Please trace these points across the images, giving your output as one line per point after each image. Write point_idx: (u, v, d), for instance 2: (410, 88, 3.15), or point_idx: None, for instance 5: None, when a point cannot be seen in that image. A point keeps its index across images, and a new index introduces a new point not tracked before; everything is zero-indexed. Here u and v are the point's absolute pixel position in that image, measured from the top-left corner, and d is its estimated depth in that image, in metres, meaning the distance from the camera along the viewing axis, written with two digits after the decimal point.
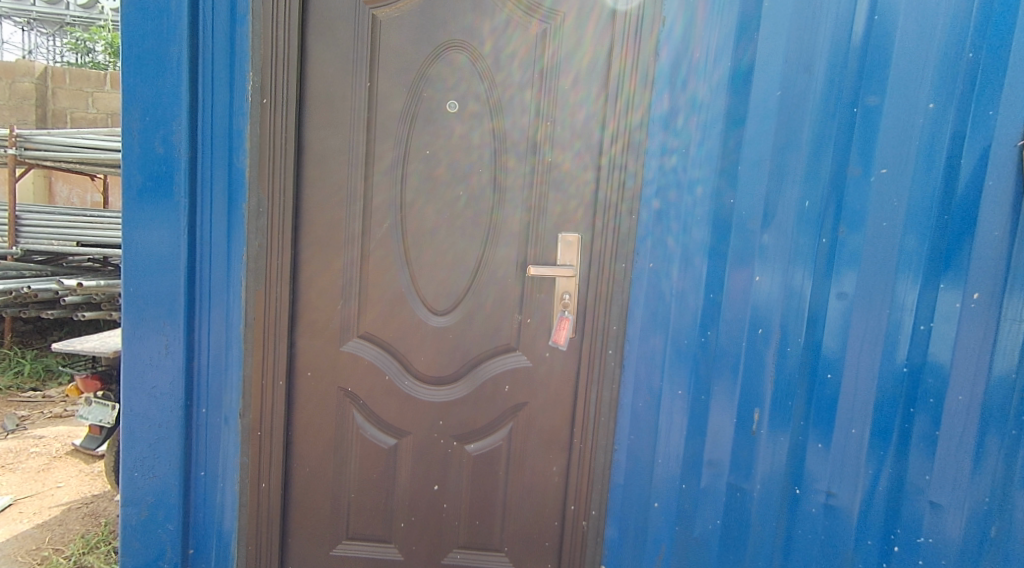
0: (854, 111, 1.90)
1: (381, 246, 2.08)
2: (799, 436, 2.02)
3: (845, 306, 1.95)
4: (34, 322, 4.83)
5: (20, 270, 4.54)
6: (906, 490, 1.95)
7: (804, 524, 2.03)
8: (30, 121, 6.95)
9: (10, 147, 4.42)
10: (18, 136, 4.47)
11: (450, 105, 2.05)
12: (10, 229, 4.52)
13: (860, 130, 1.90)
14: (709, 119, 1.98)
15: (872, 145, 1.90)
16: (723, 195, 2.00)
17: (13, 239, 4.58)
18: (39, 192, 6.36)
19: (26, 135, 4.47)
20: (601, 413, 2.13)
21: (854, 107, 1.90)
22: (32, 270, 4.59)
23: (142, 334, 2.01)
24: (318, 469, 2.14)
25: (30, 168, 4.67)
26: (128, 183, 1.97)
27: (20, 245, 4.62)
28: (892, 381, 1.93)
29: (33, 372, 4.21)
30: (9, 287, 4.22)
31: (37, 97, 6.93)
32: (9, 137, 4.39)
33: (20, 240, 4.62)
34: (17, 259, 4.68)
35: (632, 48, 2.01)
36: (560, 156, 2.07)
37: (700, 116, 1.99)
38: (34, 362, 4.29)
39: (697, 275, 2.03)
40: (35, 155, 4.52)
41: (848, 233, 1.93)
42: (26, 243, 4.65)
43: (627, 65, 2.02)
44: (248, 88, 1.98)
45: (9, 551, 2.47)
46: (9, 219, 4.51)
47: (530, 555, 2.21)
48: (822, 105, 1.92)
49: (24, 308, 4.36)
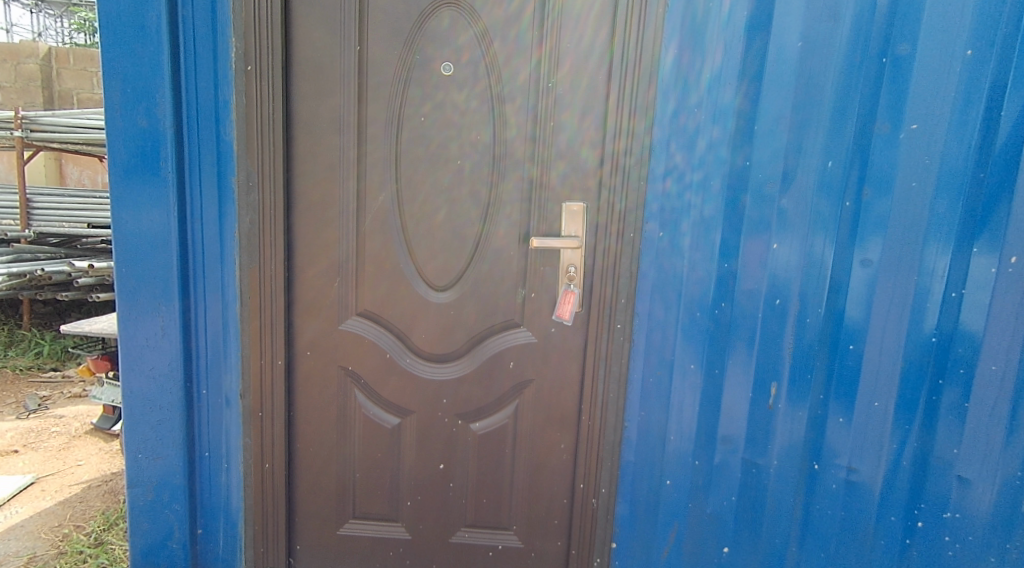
0: (883, 61, 1.77)
1: (377, 220, 2.02)
2: (819, 409, 1.94)
3: (869, 274, 1.84)
4: (53, 303, 4.91)
5: (34, 254, 4.55)
6: (932, 465, 1.86)
7: (823, 499, 1.97)
8: (38, 103, 7.01)
9: (16, 130, 4.40)
10: (23, 118, 4.45)
11: (445, 67, 1.96)
12: (23, 211, 4.56)
13: (888, 83, 1.77)
14: (716, 112, 1.88)
15: (902, 99, 1.76)
16: (739, 156, 1.89)
17: (25, 222, 4.62)
18: (51, 174, 6.46)
19: (32, 116, 4.47)
20: (609, 389, 2.07)
21: (883, 57, 1.77)
22: (47, 253, 4.62)
23: (137, 316, 1.97)
24: (321, 448, 2.12)
25: (38, 150, 4.67)
26: (113, 161, 1.90)
27: (33, 228, 4.66)
28: (918, 351, 1.83)
29: (53, 353, 4.28)
30: (24, 270, 4.20)
31: (43, 78, 6.97)
32: (15, 119, 4.38)
33: (33, 222, 4.66)
34: (30, 243, 4.72)
35: (634, 29, 1.90)
36: (562, 126, 1.98)
37: (705, 110, 1.89)
38: (54, 343, 4.36)
39: (710, 242, 1.94)
40: (41, 137, 4.51)
41: (874, 197, 1.81)
42: (39, 225, 4.68)
43: (629, 48, 1.92)
44: (230, 54, 1.90)
45: (31, 528, 2.52)
46: (21, 203, 4.54)
47: (538, 533, 2.18)
48: (846, 58, 1.79)
49: (41, 291, 4.40)
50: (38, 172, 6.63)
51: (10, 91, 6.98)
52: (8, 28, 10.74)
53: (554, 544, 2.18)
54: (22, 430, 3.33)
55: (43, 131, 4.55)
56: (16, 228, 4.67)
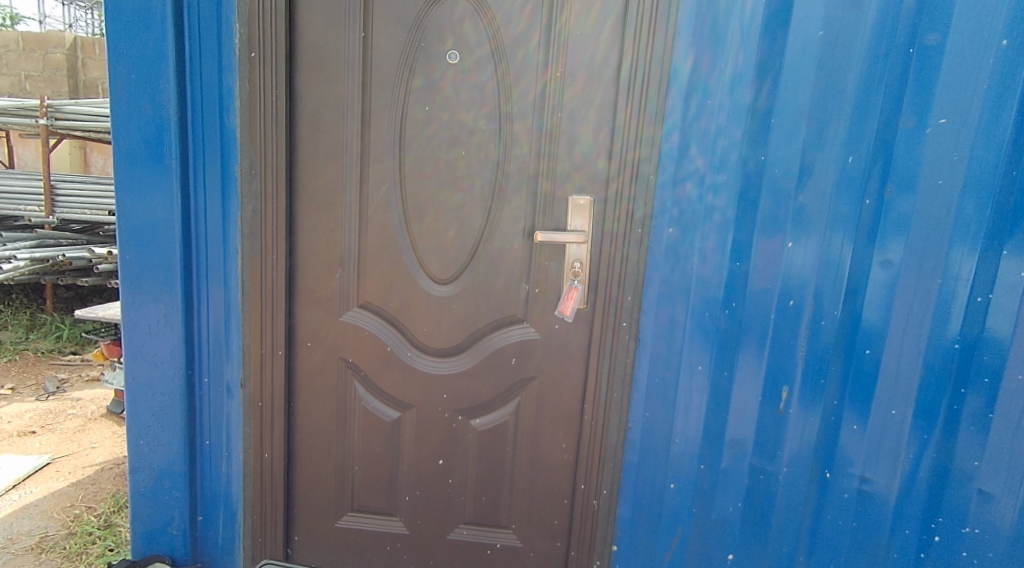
0: (910, 52, 1.69)
1: (380, 212, 2.00)
2: (832, 415, 1.86)
3: (889, 276, 1.76)
4: (76, 288, 5.02)
5: (58, 240, 4.67)
6: (953, 477, 1.78)
7: (833, 508, 1.89)
8: (65, 92, 7.17)
9: (41, 118, 4.50)
10: (48, 106, 4.56)
11: (451, 55, 1.92)
12: (47, 198, 4.67)
13: (915, 76, 1.69)
14: (735, 103, 1.81)
15: (930, 94, 1.69)
16: (755, 151, 1.82)
17: (50, 209, 4.72)
18: (76, 163, 6.61)
19: (57, 105, 4.56)
20: (613, 388, 2.02)
21: (910, 47, 1.69)
22: (70, 239, 4.74)
23: (140, 302, 1.98)
24: (320, 440, 2.11)
25: (62, 138, 4.77)
26: (118, 148, 1.92)
27: (57, 214, 4.77)
28: (941, 358, 1.75)
29: (72, 337, 4.36)
30: (46, 256, 4.30)
31: (69, 68, 7.12)
32: (41, 107, 4.48)
33: (56, 209, 4.77)
34: (54, 229, 4.84)
35: (646, 16, 1.85)
36: (570, 115, 1.93)
37: (725, 101, 1.82)
38: (74, 327, 4.46)
39: (722, 241, 1.87)
40: (65, 125, 4.60)
41: (896, 196, 1.73)
42: (62, 212, 4.78)
43: (642, 36, 1.86)
44: (235, 41, 1.90)
45: (45, 508, 2.57)
46: (46, 189, 4.65)
47: (537, 533, 2.14)
48: (871, 48, 1.71)
49: (63, 276, 4.50)
50: (65, 157, 6.78)
51: (39, 80, 7.13)
52: (44, 20, 11.02)
53: (554, 545, 2.14)
54: (41, 411, 3.41)
55: (67, 119, 4.64)
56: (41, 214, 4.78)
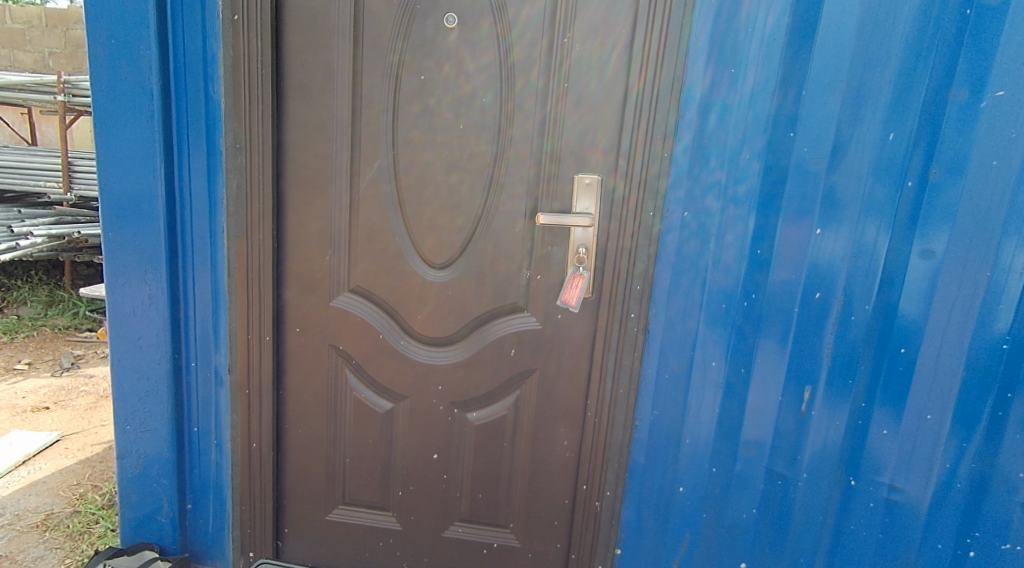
0: (966, 13, 1.50)
1: (372, 192, 1.89)
2: (859, 419, 1.69)
3: (930, 267, 1.58)
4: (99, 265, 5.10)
5: (76, 217, 4.72)
6: (994, 489, 1.61)
7: (858, 520, 1.73)
8: None
9: (60, 94, 4.52)
10: (66, 82, 4.58)
11: (449, 19, 1.77)
12: (65, 174, 4.71)
13: (971, 42, 1.50)
14: (762, 70, 1.62)
15: (988, 61, 1.49)
16: (782, 126, 1.63)
17: (68, 185, 4.76)
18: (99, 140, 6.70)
19: (74, 81, 4.58)
20: (619, 384, 1.87)
21: (966, 7, 1.49)
22: (88, 216, 4.78)
23: (125, 284, 1.93)
24: (310, 430, 2.04)
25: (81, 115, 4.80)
26: (99, 119, 1.85)
27: (75, 191, 4.81)
28: (986, 357, 1.58)
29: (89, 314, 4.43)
30: (62, 232, 4.37)
31: None
32: (58, 84, 4.50)
33: (74, 185, 4.80)
34: (74, 205, 4.89)
35: None
36: (576, 84, 1.76)
37: (752, 67, 1.63)
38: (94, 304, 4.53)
39: (743, 229, 1.70)
40: (83, 101, 4.61)
41: (942, 179, 1.55)
42: (81, 188, 4.82)
43: None
44: (218, 3, 1.80)
45: (52, 485, 2.58)
46: (64, 165, 4.69)
47: (535, 534, 2.03)
48: (921, 10, 1.52)
49: (81, 252, 4.55)
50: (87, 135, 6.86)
51: None
52: None
53: (553, 547, 2.03)
54: (55, 387, 3.46)
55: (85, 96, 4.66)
56: (60, 191, 4.83)
